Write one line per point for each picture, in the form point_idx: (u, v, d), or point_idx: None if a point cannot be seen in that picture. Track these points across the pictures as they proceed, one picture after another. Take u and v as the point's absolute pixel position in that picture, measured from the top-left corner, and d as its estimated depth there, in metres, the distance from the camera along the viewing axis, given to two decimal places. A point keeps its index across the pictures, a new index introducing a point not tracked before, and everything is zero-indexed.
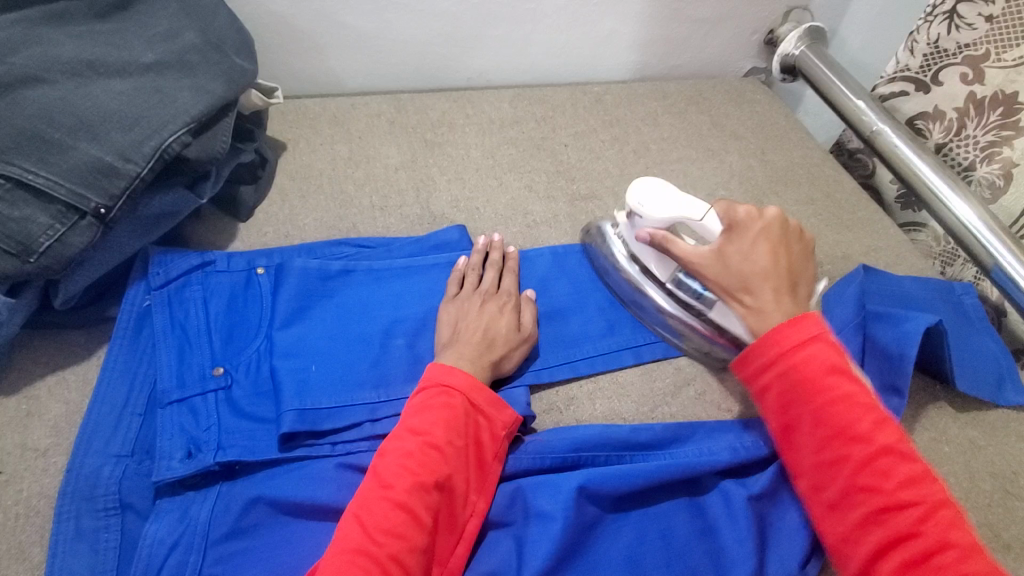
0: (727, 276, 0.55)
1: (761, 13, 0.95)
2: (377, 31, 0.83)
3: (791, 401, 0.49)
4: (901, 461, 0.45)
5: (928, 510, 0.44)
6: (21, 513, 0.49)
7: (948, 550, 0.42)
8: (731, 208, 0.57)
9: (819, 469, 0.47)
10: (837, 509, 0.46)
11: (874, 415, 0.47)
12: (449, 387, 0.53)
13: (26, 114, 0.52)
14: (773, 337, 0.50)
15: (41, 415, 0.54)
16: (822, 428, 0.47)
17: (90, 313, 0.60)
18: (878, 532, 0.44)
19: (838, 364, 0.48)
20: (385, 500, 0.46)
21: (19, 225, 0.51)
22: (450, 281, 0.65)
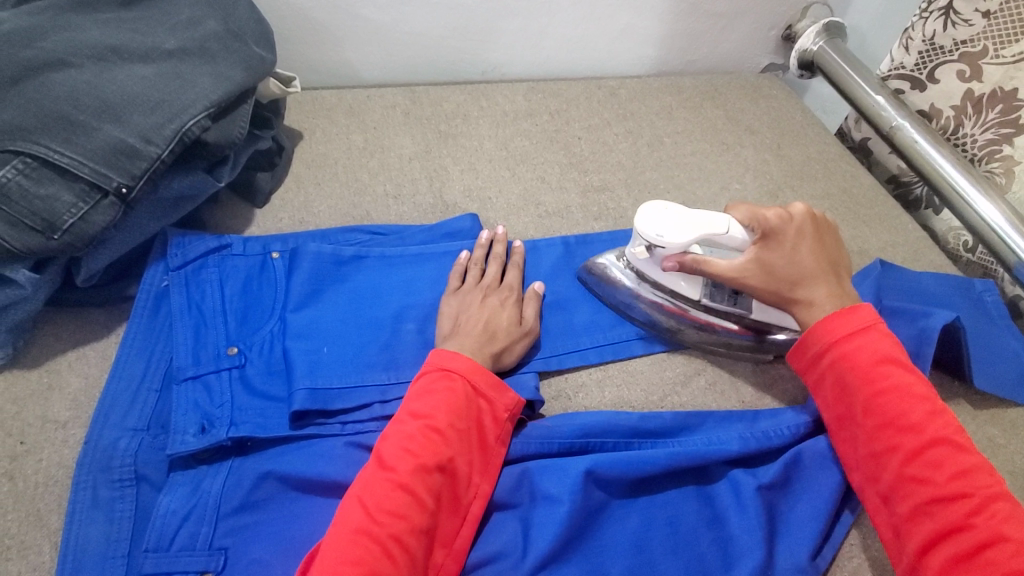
0: (777, 284, 0.56)
1: (779, 8, 0.95)
2: (393, 24, 0.84)
3: (844, 389, 0.51)
4: (957, 452, 0.46)
5: (982, 502, 0.44)
6: (40, 482, 0.51)
7: (1003, 543, 0.42)
8: (757, 213, 0.56)
9: (871, 459, 0.49)
10: (888, 499, 0.47)
11: (930, 406, 0.48)
12: (449, 370, 0.53)
13: (53, 96, 0.54)
14: (824, 327, 0.53)
15: (61, 388, 0.56)
16: (874, 416, 0.49)
17: (111, 292, 0.61)
18: (929, 522, 0.45)
19: (893, 355, 0.51)
20: (388, 481, 0.46)
21: (45, 203, 0.52)
22: (451, 275, 0.65)
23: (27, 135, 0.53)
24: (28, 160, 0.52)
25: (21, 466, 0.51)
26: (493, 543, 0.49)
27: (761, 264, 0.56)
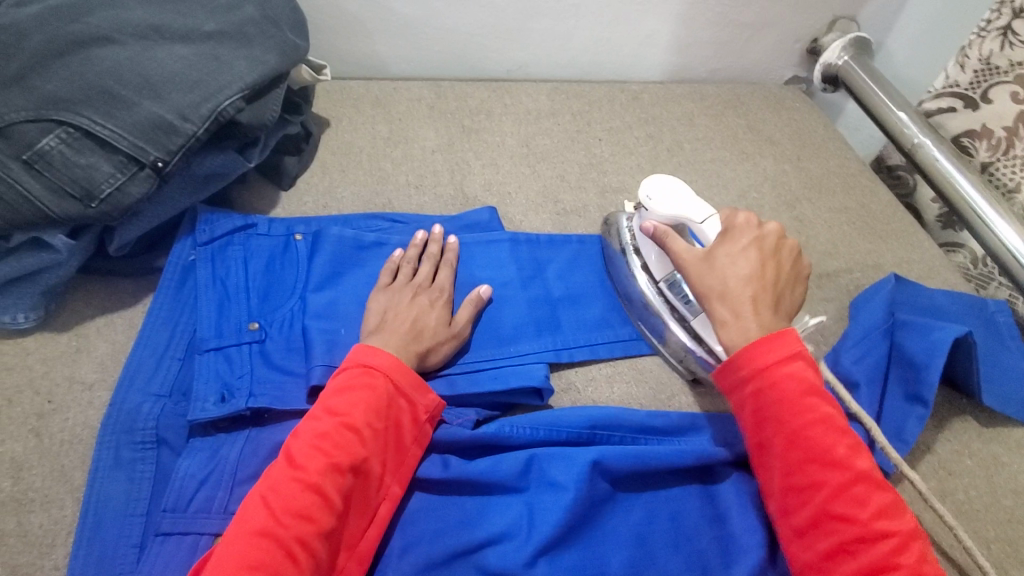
0: (710, 277, 0.55)
1: (806, 21, 0.95)
2: (424, 19, 0.86)
3: (769, 419, 0.48)
4: (877, 490, 0.45)
5: (904, 542, 0.43)
6: (65, 439, 0.52)
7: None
8: (732, 215, 0.58)
9: (790, 493, 0.47)
10: (806, 535, 0.45)
11: (850, 440, 0.47)
12: (372, 367, 0.52)
13: (97, 71, 0.56)
14: (751, 352, 0.50)
15: (89, 351, 0.58)
16: (797, 448, 0.47)
17: (140, 263, 0.63)
18: (850, 562, 0.43)
19: (816, 384, 0.49)
20: (295, 481, 0.45)
21: (84, 172, 0.54)
22: (383, 271, 0.64)
23: (70, 107, 0.55)
24: (71, 130, 0.54)
25: (47, 423, 0.53)
26: (498, 525, 0.49)
27: (707, 256, 0.56)
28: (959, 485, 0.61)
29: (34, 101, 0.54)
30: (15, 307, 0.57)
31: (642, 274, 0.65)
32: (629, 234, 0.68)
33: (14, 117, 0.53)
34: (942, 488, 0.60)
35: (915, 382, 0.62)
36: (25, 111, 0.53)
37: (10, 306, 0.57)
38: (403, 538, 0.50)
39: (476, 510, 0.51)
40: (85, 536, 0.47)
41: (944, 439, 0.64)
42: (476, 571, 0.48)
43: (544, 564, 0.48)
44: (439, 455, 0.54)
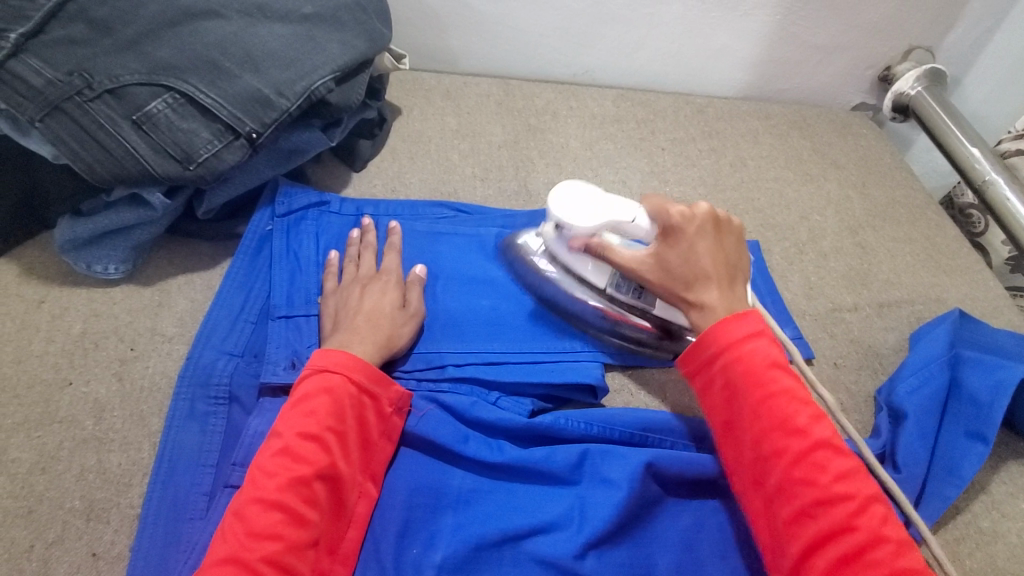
0: (671, 280, 0.55)
1: (881, 48, 0.93)
2: (499, 17, 0.87)
3: (735, 393, 0.49)
4: (837, 454, 0.45)
5: (864, 503, 0.43)
6: (146, 386, 0.55)
7: (883, 545, 0.41)
8: (664, 208, 0.55)
9: (758, 463, 0.47)
10: (772, 503, 0.45)
11: (814, 410, 0.47)
12: (327, 370, 0.51)
13: (205, 42, 0.59)
14: (715, 331, 0.51)
15: (170, 307, 0.61)
16: (761, 420, 0.47)
17: (222, 228, 0.66)
18: (813, 526, 0.43)
19: (779, 359, 0.49)
20: (256, 502, 0.44)
21: (186, 136, 0.58)
22: (325, 276, 0.62)
23: (179, 74, 0.58)
24: (177, 96, 0.57)
25: (129, 369, 0.56)
26: (548, 514, 0.50)
27: (661, 262, 0.56)
28: (1014, 528, 0.59)
29: (146, 66, 0.57)
30: (108, 258, 0.60)
31: (581, 288, 0.63)
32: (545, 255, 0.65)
33: (127, 79, 0.56)
34: (993, 530, 0.59)
35: (977, 420, 0.60)
36: (138, 74, 0.57)
37: (104, 257, 0.60)
38: (456, 516, 0.50)
39: (528, 498, 0.52)
40: (159, 479, 0.49)
41: (1000, 481, 0.62)
42: (526, 556, 0.48)
43: (593, 558, 0.48)
44: (494, 439, 0.55)
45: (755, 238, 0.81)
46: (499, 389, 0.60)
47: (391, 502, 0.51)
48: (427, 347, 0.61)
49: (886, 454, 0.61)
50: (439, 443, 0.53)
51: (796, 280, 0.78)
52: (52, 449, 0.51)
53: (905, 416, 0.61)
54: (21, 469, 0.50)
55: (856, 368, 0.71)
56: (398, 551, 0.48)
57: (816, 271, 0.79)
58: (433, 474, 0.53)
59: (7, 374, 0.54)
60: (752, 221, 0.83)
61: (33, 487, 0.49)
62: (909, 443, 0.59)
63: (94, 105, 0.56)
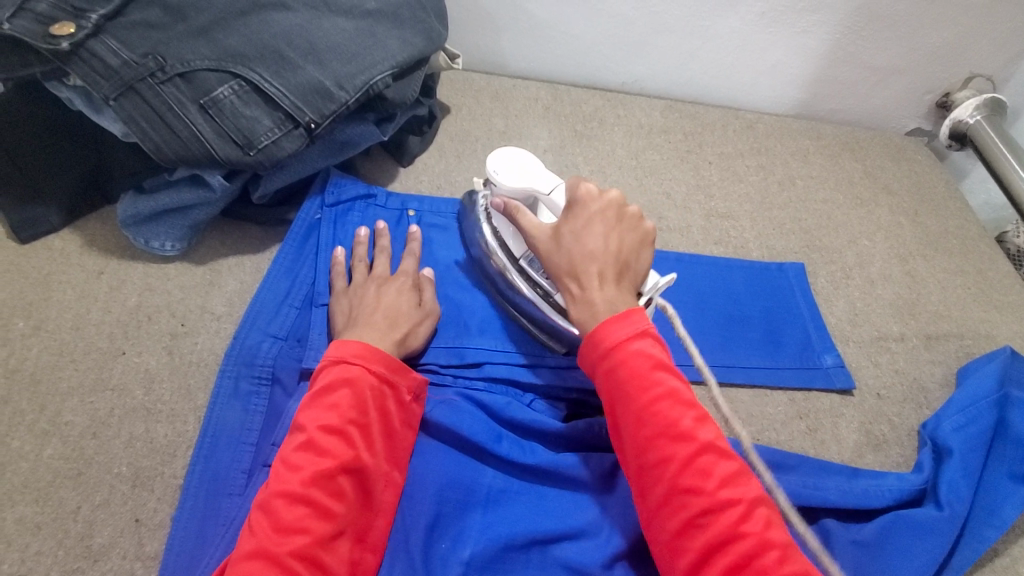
0: (559, 258, 0.53)
1: (942, 74, 0.90)
2: (552, 22, 0.86)
3: (619, 398, 0.46)
4: (722, 458, 0.43)
5: (748, 508, 0.41)
6: (193, 361, 0.57)
7: (769, 551, 0.40)
8: (575, 184, 0.55)
9: (644, 473, 0.44)
10: (659, 514, 0.43)
11: (697, 412, 0.45)
12: (346, 360, 0.51)
13: (272, 33, 0.61)
14: (599, 333, 0.48)
15: (220, 286, 0.63)
16: (646, 426, 0.45)
17: (274, 214, 0.68)
18: (699, 535, 0.41)
19: (664, 360, 0.47)
20: (281, 497, 0.44)
21: (249, 123, 0.59)
22: (337, 273, 0.62)
23: (246, 62, 0.59)
24: (243, 83, 0.59)
25: (179, 344, 0.58)
26: (578, 520, 0.50)
27: (553, 234, 0.55)
28: None
29: (216, 53, 0.59)
30: (165, 235, 0.62)
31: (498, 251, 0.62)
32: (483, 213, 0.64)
33: (198, 65, 0.58)
34: None
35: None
36: (208, 60, 0.58)
37: (161, 233, 0.62)
38: (485, 515, 0.50)
39: (559, 503, 0.52)
40: (202, 453, 0.51)
41: None
42: (553, 562, 0.48)
43: (621, 569, 0.49)
44: (527, 441, 0.56)
45: (800, 259, 0.80)
46: (534, 392, 0.60)
47: (422, 495, 0.51)
48: (465, 344, 0.61)
49: (929, 490, 0.58)
50: (473, 440, 0.54)
51: (841, 304, 0.76)
52: (104, 415, 0.53)
53: (950, 452, 0.59)
54: (74, 432, 0.52)
55: (900, 401, 0.68)
56: (427, 546, 0.48)
57: (863, 297, 0.77)
58: (466, 470, 0.53)
59: (66, 340, 0.57)
60: (798, 242, 0.82)
61: (84, 450, 0.51)
62: (953, 480, 0.57)
63: (165, 87, 0.58)
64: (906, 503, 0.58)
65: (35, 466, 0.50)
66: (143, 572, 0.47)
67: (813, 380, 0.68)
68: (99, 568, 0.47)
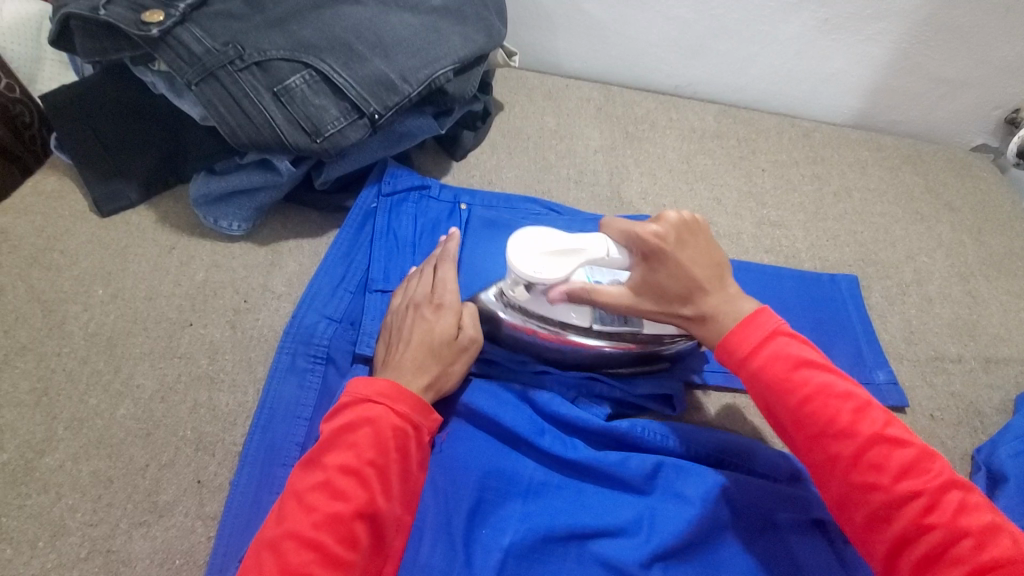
0: (668, 299, 0.53)
1: (1014, 88, 0.86)
2: (609, 23, 0.87)
3: (770, 405, 0.48)
4: (894, 447, 0.43)
5: (932, 496, 0.41)
6: (254, 336, 0.60)
7: (963, 538, 0.39)
8: (634, 232, 0.51)
9: (816, 469, 0.46)
10: (842, 507, 0.44)
11: (855, 403, 0.45)
12: (371, 399, 0.49)
13: (342, 26, 0.64)
14: (731, 345, 0.50)
15: (281, 267, 0.66)
16: (805, 427, 0.46)
17: (333, 201, 0.70)
18: (887, 526, 0.42)
19: (805, 357, 0.47)
20: (291, 539, 0.42)
21: (317, 112, 0.61)
22: (397, 293, 0.61)
23: (317, 53, 0.62)
24: (314, 73, 0.62)
25: (242, 319, 0.61)
26: (617, 518, 0.51)
27: (652, 288, 0.53)
28: None
29: (291, 44, 0.62)
30: (233, 216, 0.65)
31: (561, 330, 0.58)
32: (515, 313, 0.58)
33: (274, 54, 0.61)
34: None
35: None
36: (282, 50, 0.61)
37: (229, 214, 0.65)
38: (524, 505, 0.51)
39: (597, 500, 0.52)
40: (260, 423, 0.53)
41: None
42: (589, 557, 0.49)
43: (658, 569, 0.49)
44: (568, 437, 0.56)
45: (853, 272, 0.78)
46: (577, 389, 0.60)
47: (465, 481, 0.51)
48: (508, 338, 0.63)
49: None
50: (515, 432, 0.55)
51: (895, 321, 0.74)
52: (172, 380, 0.56)
53: (1006, 479, 0.57)
54: (144, 394, 0.55)
55: (954, 424, 0.66)
56: (469, 530, 0.49)
57: (918, 315, 0.75)
58: (506, 458, 0.54)
59: (139, 308, 0.61)
60: (851, 255, 0.80)
61: (153, 412, 0.55)
62: (1007, 508, 0.54)
63: (242, 75, 0.60)
64: None
65: (108, 424, 0.54)
66: (202, 530, 0.50)
67: None
68: (163, 523, 0.50)
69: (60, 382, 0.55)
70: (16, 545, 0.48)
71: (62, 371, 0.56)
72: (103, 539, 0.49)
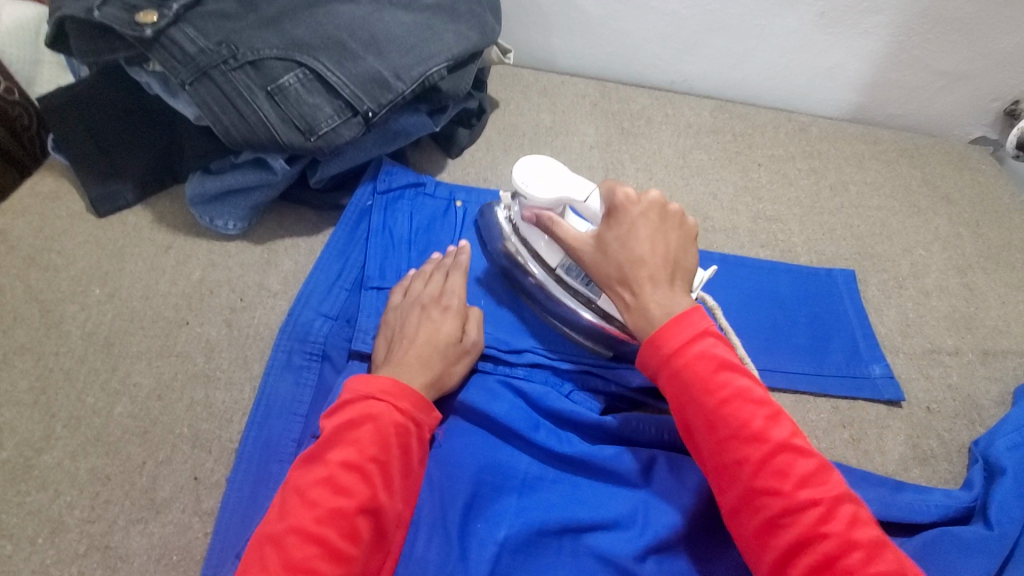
0: (607, 265, 0.53)
1: (1012, 80, 0.85)
2: (604, 19, 0.87)
3: (686, 403, 0.47)
4: (799, 456, 0.43)
5: (829, 506, 0.41)
6: (251, 334, 0.61)
7: (853, 551, 0.40)
8: (613, 188, 0.54)
9: (721, 474, 0.45)
10: (739, 513, 0.44)
11: (769, 411, 0.45)
12: (373, 396, 0.49)
13: (336, 25, 0.64)
14: (657, 342, 0.48)
15: (277, 265, 0.66)
16: (717, 429, 0.45)
17: (328, 199, 0.70)
18: (783, 534, 0.41)
19: (728, 360, 0.47)
20: (294, 533, 0.42)
21: (312, 111, 0.62)
22: (395, 289, 0.62)
23: (311, 52, 0.62)
24: (307, 72, 0.62)
25: (238, 317, 0.61)
26: (614, 511, 0.51)
27: (598, 245, 0.54)
28: None
29: (284, 43, 0.62)
30: (228, 215, 0.66)
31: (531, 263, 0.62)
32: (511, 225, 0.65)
33: (267, 53, 0.61)
34: None
35: None
36: (276, 49, 0.62)
37: (225, 213, 0.66)
38: (521, 499, 0.51)
39: (593, 494, 0.52)
40: (256, 420, 0.54)
41: None
42: (584, 550, 0.49)
43: (653, 562, 0.49)
44: (564, 432, 0.56)
45: (850, 266, 0.78)
46: (574, 383, 0.61)
47: (461, 476, 0.52)
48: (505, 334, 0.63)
49: (978, 508, 0.56)
50: (510, 426, 0.55)
51: (891, 314, 0.74)
52: (169, 379, 0.57)
53: (1003, 471, 0.57)
54: (141, 393, 0.56)
55: (951, 416, 0.66)
56: (465, 524, 0.49)
57: (915, 308, 0.74)
58: (502, 453, 0.54)
59: (136, 307, 0.61)
60: (847, 248, 0.79)
61: (150, 410, 0.55)
62: (1004, 501, 0.54)
63: (236, 74, 0.61)
64: (952, 520, 0.56)
65: (106, 422, 0.54)
66: (199, 526, 0.50)
67: (860, 390, 0.67)
68: (160, 519, 0.50)
69: (58, 381, 0.56)
70: (15, 542, 0.48)
71: (60, 370, 0.56)
72: (101, 535, 0.49)
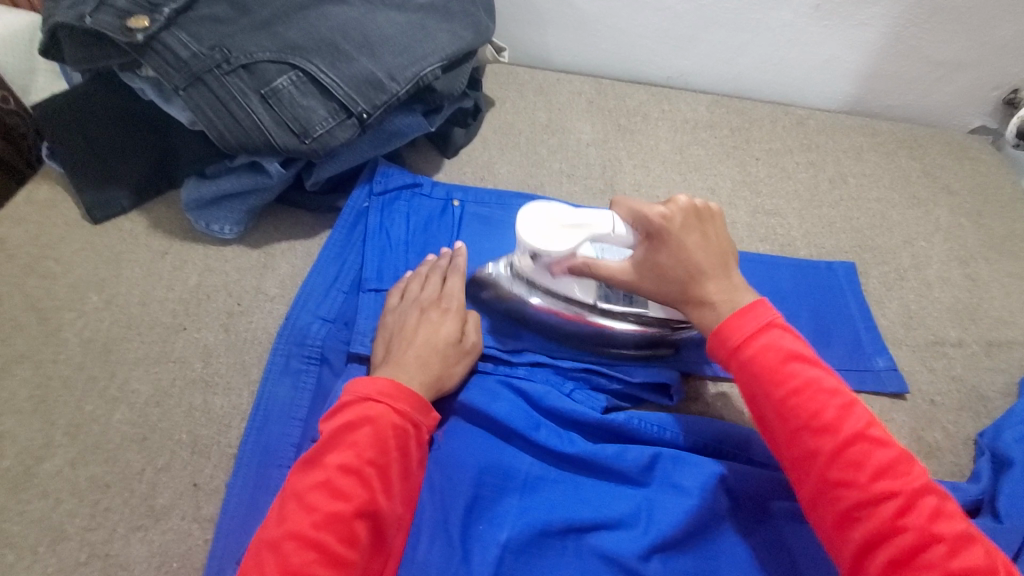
0: (670, 284, 0.53)
1: (1011, 68, 0.85)
2: (599, 15, 0.86)
3: (755, 395, 0.47)
4: (876, 447, 0.42)
5: (908, 499, 0.40)
6: (248, 338, 0.60)
7: (936, 544, 0.39)
8: (638, 211, 0.54)
9: (794, 464, 0.45)
10: (815, 505, 0.43)
11: (842, 401, 0.44)
12: (371, 399, 0.49)
13: (328, 27, 0.64)
14: (722, 333, 0.49)
15: (274, 269, 0.66)
16: (788, 420, 0.45)
17: (325, 201, 0.70)
18: (859, 526, 0.41)
19: (797, 351, 0.47)
20: (291, 539, 0.42)
21: (306, 113, 0.61)
22: (393, 290, 0.61)
23: (304, 54, 0.62)
24: (300, 74, 0.62)
25: (235, 322, 0.61)
26: (615, 510, 0.50)
27: (654, 268, 0.53)
28: None
29: (277, 46, 0.62)
30: (225, 219, 0.65)
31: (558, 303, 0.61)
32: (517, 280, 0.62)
33: (261, 56, 0.61)
34: None
35: None
36: (269, 52, 0.61)
37: (221, 217, 0.65)
38: (522, 499, 0.51)
39: (594, 492, 0.52)
40: (255, 425, 0.53)
41: None
42: (587, 549, 0.49)
43: (657, 561, 0.48)
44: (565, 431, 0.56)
45: (850, 259, 0.77)
46: (574, 382, 0.60)
47: (461, 478, 0.51)
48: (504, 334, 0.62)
49: (985, 501, 0.55)
50: (511, 426, 0.54)
51: (893, 307, 0.73)
52: (167, 385, 0.57)
53: (1010, 463, 0.56)
54: (140, 399, 0.56)
55: (956, 408, 0.66)
56: (466, 525, 0.49)
57: (917, 299, 0.74)
58: (503, 454, 0.53)
59: (134, 314, 0.61)
60: (848, 241, 0.79)
61: (149, 416, 0.55)
62: (1012, 493, 0.53)
63: (229, 78, 0.61)
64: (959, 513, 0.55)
65: (105, 429, 0.54)
66: (200, 532, 0.50)
67: (863, 383, 0.66)
68: (160, 526, 0.50)
69: (56, 389, 0.55)
70: (15, 552, 0.48)
71: (59, 378, 0.56)
72: (101, 543, 0.49)
